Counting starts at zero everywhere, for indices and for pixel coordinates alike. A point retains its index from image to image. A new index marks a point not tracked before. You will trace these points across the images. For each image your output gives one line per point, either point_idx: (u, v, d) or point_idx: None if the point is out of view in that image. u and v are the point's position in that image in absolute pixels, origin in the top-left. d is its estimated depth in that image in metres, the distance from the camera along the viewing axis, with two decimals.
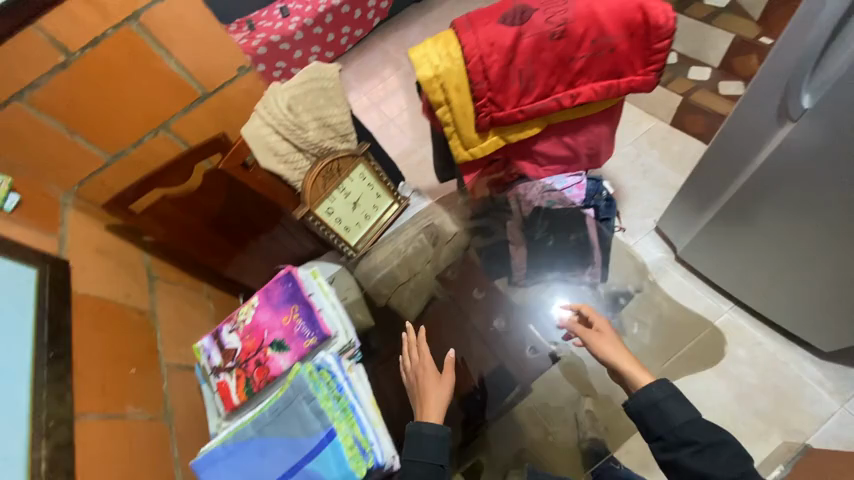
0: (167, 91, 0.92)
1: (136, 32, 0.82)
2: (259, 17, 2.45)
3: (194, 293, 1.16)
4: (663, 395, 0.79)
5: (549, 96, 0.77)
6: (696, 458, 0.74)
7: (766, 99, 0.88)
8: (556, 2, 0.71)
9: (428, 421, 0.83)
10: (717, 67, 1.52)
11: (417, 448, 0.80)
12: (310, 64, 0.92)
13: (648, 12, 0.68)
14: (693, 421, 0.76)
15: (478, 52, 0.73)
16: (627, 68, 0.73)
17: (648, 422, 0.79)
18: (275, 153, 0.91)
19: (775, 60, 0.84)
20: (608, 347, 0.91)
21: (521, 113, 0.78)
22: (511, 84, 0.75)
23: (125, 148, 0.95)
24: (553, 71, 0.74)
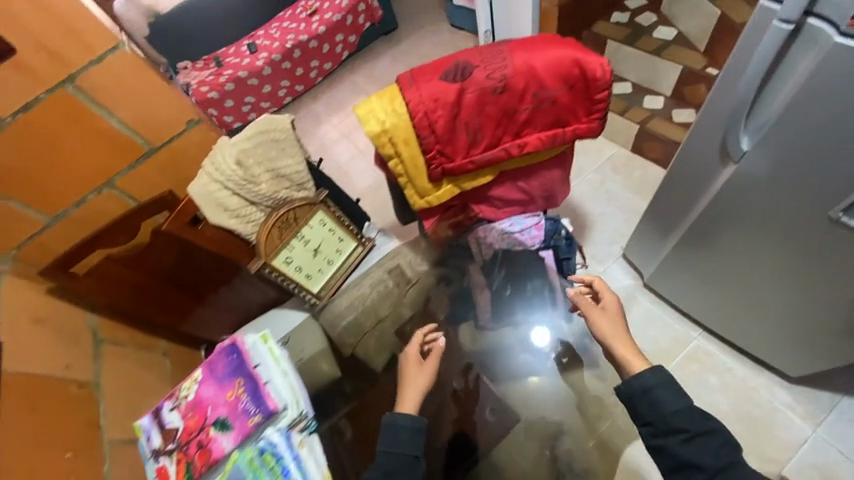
0: (110, 150, 0.89)
1: (73, 94, 0.79)
2: (226, 53, 2.44)
3: (145, 353, 1.09)
4: (655, 384, 0.75)
5: (497, 146, 0.77)
6: (683, 447, 0.71)
7: (710, 138, 0.91)
8: (496, 58, 0.72)
9: (403, 411, 0.79)
10: (669, 96, 1.59)
11: (392, 440, 0.77)
12: (260, 117, 0.90)
13: (585, 67, 0.70)
14: (684, 410, 0.73)
15: (422, 109, 0.72)
16: (571, 118, 0.75)
17: (639, 408, 0.76)
18: (225, 209, 0.89)
19: (714, 101, 0.86)
20: (609, 324, 0.86)
21: (472, 163, 0.78)
22: (458, 137, 0.75)
23: (67, 208, 0.91)
24: (499, 123, 0.74)
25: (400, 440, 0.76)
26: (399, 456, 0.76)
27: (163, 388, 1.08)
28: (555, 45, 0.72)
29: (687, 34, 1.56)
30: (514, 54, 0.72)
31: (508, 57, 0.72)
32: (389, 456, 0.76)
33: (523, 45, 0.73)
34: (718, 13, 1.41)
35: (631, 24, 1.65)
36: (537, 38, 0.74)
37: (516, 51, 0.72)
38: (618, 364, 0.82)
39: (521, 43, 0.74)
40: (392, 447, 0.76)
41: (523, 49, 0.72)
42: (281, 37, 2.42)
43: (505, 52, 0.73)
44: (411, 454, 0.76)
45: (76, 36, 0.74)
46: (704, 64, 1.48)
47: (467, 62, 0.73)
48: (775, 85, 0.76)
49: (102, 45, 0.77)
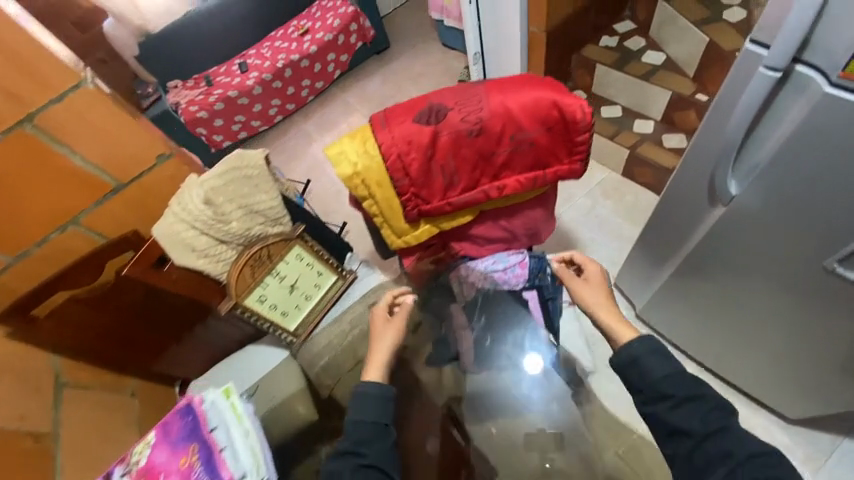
0: (75, 187, 0.85)
1: (32, 133, 0.75)
2: (217, 73, 2.43)
3: (107, 394, 1.04)
4: (645, 351, 0.71)
5: (475, 188, 0.74)
6: (673, 412, 0.67)
7: (698, 177, 0.88)
8: (471, 100, 0.70)
9: (370, 379, 0.75)
10: (659, 120, 1.58)
11: (360, 408, 0.72)
12: (231, 154, 0.86)
13: (564, 109, 0.67)
14: (672, 376, 0.68)
15: (394, 153, 0.69)
16: (552, 160, 0.72)
17: (629, 378, 0.72)
18: (193, 249, 0.85)
19: (702, 141, 0.83)
20: (592, 292, 0.83)
21: (449, 205, 0.75)
22: (434, 179, 0.72)
23: (29, 248, 0.86)
24: (476, 166, 0.71)
25: (369, 407, 0.72)
26: (368, 425, 0.70)
27: (129, 432, 1.03)
28: (532, 85, 0.70)
29: (676, 59, 1.55)
30: (490, 95, 0.69)
31: (483, 98, 0.69)
32: (358, 426, 0.71)
33: (499, 85, 0.70)
34: (706, 39, 1.39)
35: (620, 48, 1.64)
36: (513, 78, 0.72)
37: (491, 92, 0.69)
38: (605, 333, 0.79)
39: (497, 84, 0.71)
40: (360, 417, 0.71)
41: (499, 90, 0.69)
42: (272, 57, 2.41)
43: (480, 93, 0.70)
44: (381, 422, 0.72)
45: (33, 74, 0.71)
46: (693, 89, 1.47)
47: (441, 104, 0.70)
48: (770, 127, 0.72)
49: (62, 83, 0.74)
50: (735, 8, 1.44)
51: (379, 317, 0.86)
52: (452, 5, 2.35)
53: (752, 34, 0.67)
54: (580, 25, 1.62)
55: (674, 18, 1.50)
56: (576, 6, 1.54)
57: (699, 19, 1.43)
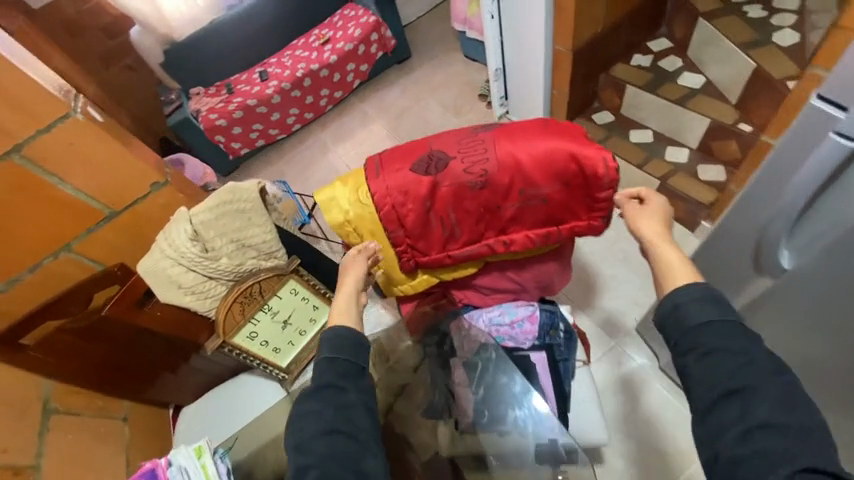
0: (65, 217, 0.82)
1: (21, 164, 0.73)
2: (238, 80, 2.44)
3: (97, 418, 1.00)
4: (695, 297, 0.59)
5: (479, 241, 0.69)
6: (699, 362, 0.55)
7: (743, 239, 0.81)
8: (476, 149, 0.65)
9: (339, 322, 0.64)
10: (695, 148, 1.45)
11: (333, 346, 0.61)
12: (224, 187, 0.82)
13: (583, 164, 0.61)
14: (714, 325, 0.56)
15: (389, 205, 0.65)
16: (568, 217, 0.66)
17: (666, 329, 0.61)
18: (179, 286, 0.81)
19: (751, 201, 0.75)
20: (649, 225, 0.72)
21: (449, 258, 0.69)
22: (433, 231, 0.67)
23: (21, 273, 0.84)
24: (481, 220, 0.66)
25: (344, 349, 0.61)
26: (343, 362, 0.60)
27: (115, 460, 0.99)
28: (546, 133, 0.64)
29: (716, 82, 1.41)
30: (496, 145, 0.64)
31: (490, 148, 0.64)
32: (332, 363, 0.60)
33: (507, 134, 0.65)
34: (753, 65, 1.27)
35: (654, 69, 1.52)
36: (524, 126, 0.67)
37: (498, 141, 0.64)
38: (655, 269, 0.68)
39: (504, 131, 0.66)
40: (335, 353, 0.61)
41: (507, 139, 0.64)
42: (292, 66, 2.39)
43: (487, 142, 0.65)
44: (357, 363, 0.61)
45: (18, 103, 0.68)
46: (735, 118, 1.34)
47: (442, 154, 0.65)
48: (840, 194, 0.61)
49: (50, 113, 0.71)
50: (787, 30, 1.31)
51: (349, 252, 0.68)
52: (475, 17, 2.27)
53: (819, 89, 0.60)
54: (611, 43, 1.51)
55: (715, 39, 1.37)
56: (606, 23, 1.44)
57: (743, 42, 1.31)
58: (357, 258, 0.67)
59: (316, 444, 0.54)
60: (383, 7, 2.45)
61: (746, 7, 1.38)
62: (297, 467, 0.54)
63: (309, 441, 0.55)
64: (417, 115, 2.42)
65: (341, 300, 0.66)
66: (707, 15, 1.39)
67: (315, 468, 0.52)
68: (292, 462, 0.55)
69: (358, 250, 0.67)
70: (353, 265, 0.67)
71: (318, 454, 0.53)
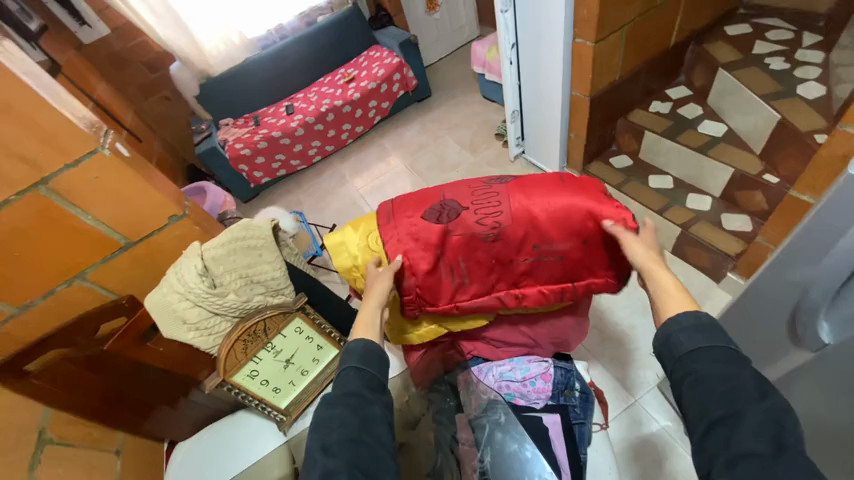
0: (83, 246, 0.84)
1: (46, 196, 0.75)
2: (266, 113, 2.57)
3: (91, 451, 0.98)
4: (686, 325, 0.55)
5: (490, 292, 0.69)
6: (690, 391, 0.51)
7: (778, 305, 0.77)
8: (489, 201, 0.65)
9: (359, 335, 0.65)
10: (718, 196, 1.41)
11: (360, 357, 0.62)
12: (238, 223, 0.83)
13: (600, 222, 0.63)
14: (704, 352, 0.53)
15: (401, 253, 0.65)
16: (585, 274, 0.67)
17: (661, 361, 0.57)
18: (184, 322, 0.80)
19: (779, 266, 0.72)
20: (642, 243, 0.61)
21: (457, 308, 0.70)
22: (443, 281, 0.67)
23: (34, 299, 0.85)
24: (494, 272, 0.67)
25: (370, 363, 0.62)
26: (367, 375, 0.60)
27: None
28: (563, 188, 0.65)
29: (739, 131, 1.39)
30: (511, 198, 0.65)
31: (504, 199, 0.65)
32: (359, 373, 0.60)
33: (521, 187, 0.66)
34: (778, 117, 1.24)
35: (673, 115, 1.52)
36: (539, 178, 0.68)
37: (513, 194, 0.65)
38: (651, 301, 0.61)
39: (520, 183, 0.67)
40: (361, 364, 0.61)
41: (522, 192, 0.65)
42: (317, 102, 2.51)
43: (501, 194, 0.66)
44: (379, 378, 0.61)
45: (50, 140, 0.71)
46: (760, 169, 1.30)
47: (456, 205, 0.66)
48: None
49: (78, 149, 0.74)
50: (811, 83, 1.29)
51: (375, 266, 0.66)
52: (494, 60, 2.36)
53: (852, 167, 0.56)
54: (629, 90, 1.52)
55: (737, 89, 1.37)
56: (624, 72, 1.46)
57: (766, 94, 1.29)
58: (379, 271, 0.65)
59: (343, 449, 0.52)
60: (406, 50, 2.57)
61: (767, 59, 1.38)
62: (322, 469, 0.51)
63: (337, 448, 0.53)
64: (434, 151, 2.46)
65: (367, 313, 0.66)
66: (727, 66, 1.40)
67: (343, 474, 0.49)
68: (317, 465, 0.52)
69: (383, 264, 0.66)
70: (378, 281, 0.64)
71: (344, 458, 0.51)
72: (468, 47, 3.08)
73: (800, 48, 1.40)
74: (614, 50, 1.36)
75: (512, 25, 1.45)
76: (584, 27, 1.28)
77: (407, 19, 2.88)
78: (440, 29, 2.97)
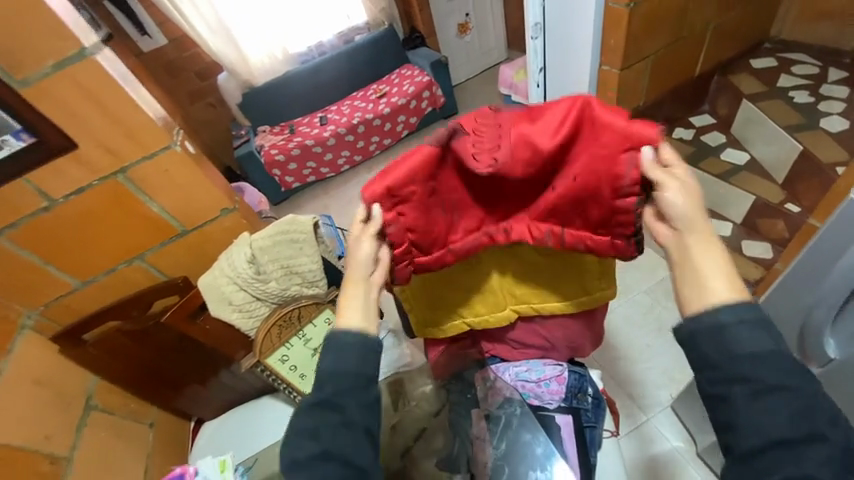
0: (146, 230, 0.94)
1: (121, 183, 0.86)
2: (301, 123, 2.73)
3: (128, 421, 1.06)
4: (744, 317, 0.48)
5: (479, 232, 0.65)
6: (751, 402, 0.45)
7: (790, 325, 0.78)
8: (490, 131, 0.58)
9: (347, 322, 0.60)
10: (738, 223, 1.41)
11: (337, 354, 0.58)
12: (285, 218, 0.90)
13: (608, 162, 0.55)
14: (767, 357, 0.46)
15: (390, 202, 0.59)
16: (576, 219, 0.61)
17: (699, 349, 0.49)
18: (229, 303, 0.89)
19: (790, 285, 0.75)
20: (676, 187, 0.52)
21: (450, 255, 0.64)
22: (434, 223, 0.62)
23: (96, 275, 0.96)
24: (484, 203, 0.64)
25: (347, 358, 0.57)
26: (347, 376, 0.56)
27: (135, 464, 1.02)
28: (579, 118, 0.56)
29: (761, 160, 1.43)
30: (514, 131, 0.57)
31: (505, 129, 0.58)
32: (336, 377, 0.56)
33: (529, 116, 0.59)
34: (799, 148, 1.28)
35: (696, 142, 1.56)
36: (557, 108, 0.56)
37: (517, 124, 0.57)
38: (687, 276, 0.52)
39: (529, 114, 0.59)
40: (339, 366, 0.57)
41: (529, 121, 0.58)
42: (350, 114, 2.65)
43: (504, 125, 0.58)
44: (362, 374, 0.57)
45: (134, 136, 0.82)
46: (782, 198, 1.34)
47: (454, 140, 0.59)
48: None
49: (154, 144, 0.84)
50: (835, 117, 1.31)
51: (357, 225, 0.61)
52: (521, 82, 2.46)
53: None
54: (652, 116, 1.57)
55: (760, 119, 1.40)
56: (648, 98, 1.51)
57: (789, 126, 1.33)
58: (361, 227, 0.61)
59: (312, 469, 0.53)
60: (436, 70, 2.70)
61: (791, 92, 1.42)
62: None
63: (306, 463, 0.54)
64: None
65: (357, 283, 0.61)
66: (751, 97, 1.44)
67: None
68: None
69: (365, 220, 0.61)
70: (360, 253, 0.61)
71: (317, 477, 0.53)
72: (496, 69, 3.21)
73: (825, 83, 1.43)
74: (638, 77, 1.42)
75: (541, 50, 1.42)
76: (610, 56, 1.36)
77: (439, 41, 3.04)
78: (470, 51, 3.11)
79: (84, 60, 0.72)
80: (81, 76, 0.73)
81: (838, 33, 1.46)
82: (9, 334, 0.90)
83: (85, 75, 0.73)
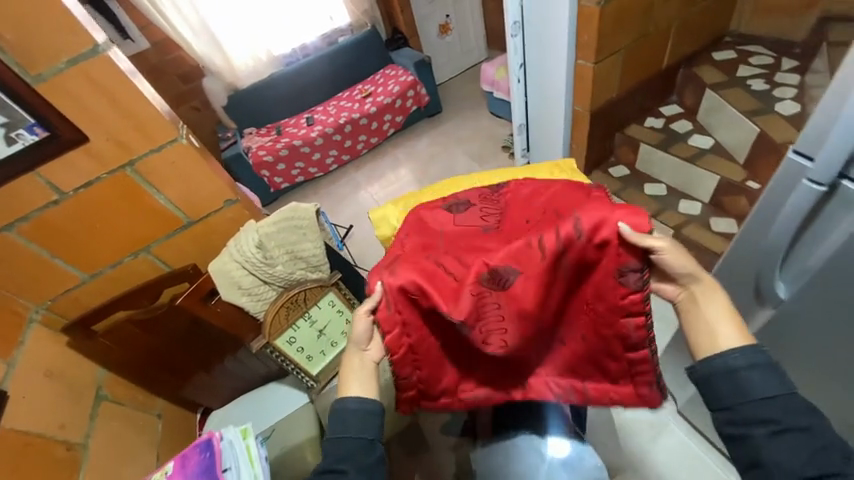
0: (152, 222, 0.98)
1: (129, 175, 0.89)
2: (287, 124, 2.76)
3: (137, 412, 1.08)
4: (756, 363, 0.54)
5: (495, 388, 0.68)
6: (771, 440, 0.51)
7: (745, 277, 0.89)
8: (491, 307, 0.60)
9: (351, 393, 0.66)
10: (707, 202, 1.59)
11: (341, 425, 0.63)
12: (288, 205, 0.96)
13: (615, 327, 0.61)
14: (781, 400, 0.52)
15: (410, 358, 0.66)
16: (594, 372, 0.65)
17: (715, 390, 0.56)
18: (238, 287, 0.93)
19: (742, 244, 0.86)
20: (677, 256, 0.59)
21: (460, 401, 0.68)
22: (444, 375, 0.67)
23: (103, 268, 0.98)
24: (494, 365, 0.67)
25: (348, 423, 0.63)
26: (349, 441, 0.62)
27: (149, 452, 1.05)
28: (572, 258, 0.59)
29: (725, 144, 1.56)
30: (518, 309, 0.60)
31: (501, 301, 0.60)
32: (338, 443, 0.62)
33: (535, 278, 0.59)
34: (757, 130, 1.40)
35: (666, 130, 1.69)
36: (558, 280, 0.60)
37: (521, 294, 0.59)
38: (694, 326, 0.61)
39: (517, 254, 0.60)
40: (341, 433, 0.63)
41: (534, 283, 0.59)
42: (336, 114, 2.70)
43: (502, 298, 0.60)
44: (364, 437, 0.62)
45: (142, 128, 0.86)
46: (743, 176, 1.46)
47: (440, 297, 0.60)
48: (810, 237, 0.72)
49: (162, 136, 0.89)
50: (787, 101, 1.45)
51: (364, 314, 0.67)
52: (503, 79, 2.56)
53: (793, 145, 0.69)
54: (625, 107, 1.69)
55: (722, 106, 1.53)
56: (621, 89, 1.62)
57: (748, 110, 1.45)
58: (367, 318, 0.67)
59: None
60: (419, 69, 2.77)
61: (749, 81, 1.54)
62: None
63: None
64: (446, 162, 2.62)
65: (356, 364, 0.68)
66: (714, 86, 1.56)
67: None
68: None
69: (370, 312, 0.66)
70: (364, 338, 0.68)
71: None
72: (477, 68, 3.31)
73: (779, 71, 1.56)
74: (611, 70, 1.53)
75: (521, 47, 1.56)
76: (585, 50, 1.46)
77: (421, 42, 3.11)
78: (452, 51, 3.20)
79: (97, 56, 0.76)
80: (93, 71, 0.77)
81: (787, 26, 1.61)
82: (18, 327, 0.92)
83: (97, 70, 0.77)
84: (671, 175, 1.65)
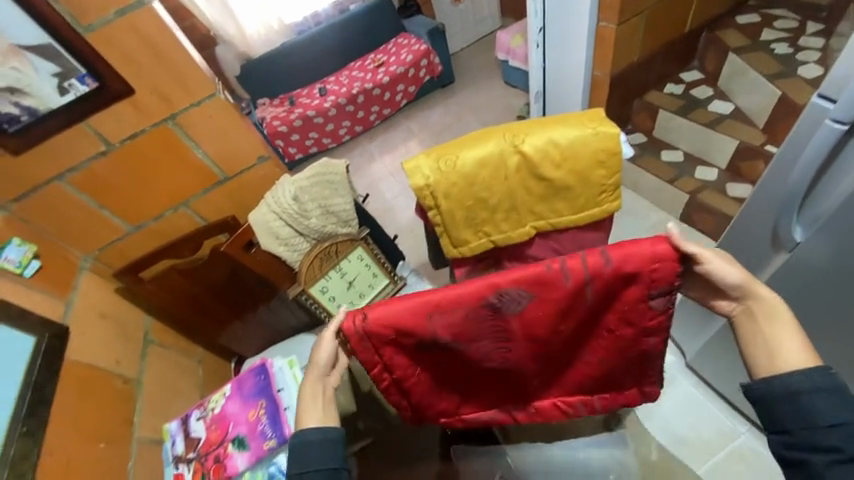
0: (191, 176, 1.02)
1: (171, 128, 0.93)
2: (300, 94, 2.75)
3: (182, 356, 1.16)
4: (820, 388, 0.55)
5: (493, 408, 0.76)
6: (833, 468, 0.52)
7: (761, 226, 0.92)
8: (488, 334, 0.63)
9: (310, 423, 0.64)
10: (724, 168, 1.60)
11: (303, 461, 0.61)
12: (319, 161, 0.99)
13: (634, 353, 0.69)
14: (847, 427, 0.54)
15: (400, 390, 0.69)
16: (602, 389, 0.75)
17: (776, 412, 0.57)
18: (276, 238, 0.99)
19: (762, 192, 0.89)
20: (724, 268, 0.59)
21: (461, 419, 0.76)
22: (440, 400, 0.73)
23: (146, 221, 1.04)
24: (497, 391, 0.74)
25: (310, 452, 0.62)
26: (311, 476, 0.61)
27: (194, 393, 1.14)
28: (601, 289, 0.60)
29: (745, 109, 1.56)
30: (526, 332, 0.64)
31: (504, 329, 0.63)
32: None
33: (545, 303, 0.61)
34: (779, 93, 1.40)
35: (686, 96, 1.68)
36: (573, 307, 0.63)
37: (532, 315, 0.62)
38: (759, 346, 0.60)
39: (536, 283, 0.60)
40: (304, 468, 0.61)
41: (542, 308, 0.62)
42: (350, 84, 2.69)
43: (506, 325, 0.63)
44: (328, 467, 0.62)
45: (184, 81, 0.89)
46: (762, 140, 1.48)
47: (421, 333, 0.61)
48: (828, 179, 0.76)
49: (201, 91, 0.92)
50: (811, 65, 1.44)
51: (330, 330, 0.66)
52: (518, 47, 2.52)
53: (819, 89, 0.72)
54: (645, 73, 1.68)
55: (744, 70, 1.52)
56: (642, 54, 1.61)
57: (770, 73, 1.44)
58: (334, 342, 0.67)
59: None
60: (433, 37, 2.74)
61: (774, 44, 1.53)
62: None
63: None
64: (459, 132, 2.62)
65: (316, 388, 0.66)
66: (736, 50, 1.54)
67: None
68: None
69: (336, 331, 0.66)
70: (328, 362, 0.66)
71: None
72: (490, 37, 3.25)
73: (804, 35, 1.54)
74: (632, 33, 1.51)
75: (541, 11, 1.49)
76: (608, 13, 1.44)
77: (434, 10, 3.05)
78: (466, 19, 3.14)
79: (143, 8, 0.78)
80: (139, 23, 0.80)
81: None
82: (71, 272, 0.99)
83: (142, 22, 0.80)
84: (689, 141, 1.66)
